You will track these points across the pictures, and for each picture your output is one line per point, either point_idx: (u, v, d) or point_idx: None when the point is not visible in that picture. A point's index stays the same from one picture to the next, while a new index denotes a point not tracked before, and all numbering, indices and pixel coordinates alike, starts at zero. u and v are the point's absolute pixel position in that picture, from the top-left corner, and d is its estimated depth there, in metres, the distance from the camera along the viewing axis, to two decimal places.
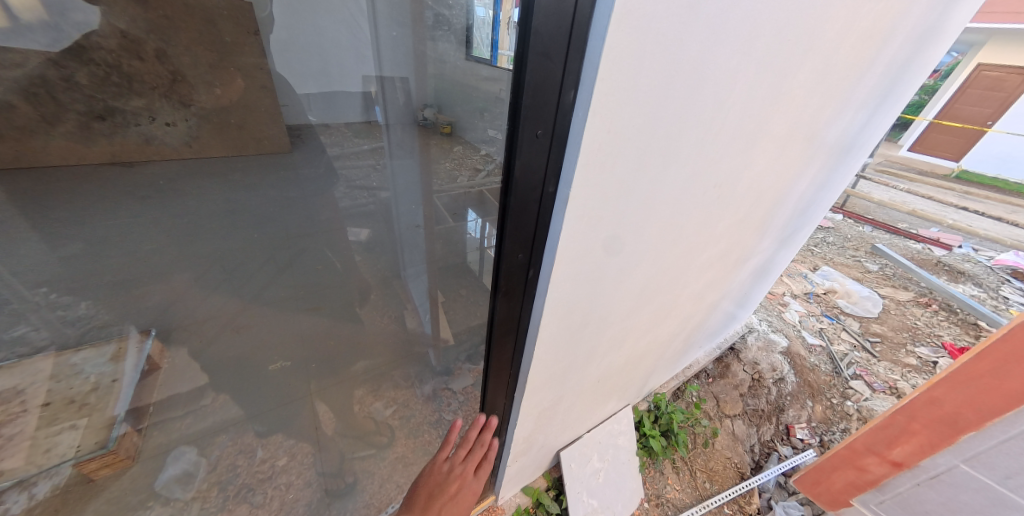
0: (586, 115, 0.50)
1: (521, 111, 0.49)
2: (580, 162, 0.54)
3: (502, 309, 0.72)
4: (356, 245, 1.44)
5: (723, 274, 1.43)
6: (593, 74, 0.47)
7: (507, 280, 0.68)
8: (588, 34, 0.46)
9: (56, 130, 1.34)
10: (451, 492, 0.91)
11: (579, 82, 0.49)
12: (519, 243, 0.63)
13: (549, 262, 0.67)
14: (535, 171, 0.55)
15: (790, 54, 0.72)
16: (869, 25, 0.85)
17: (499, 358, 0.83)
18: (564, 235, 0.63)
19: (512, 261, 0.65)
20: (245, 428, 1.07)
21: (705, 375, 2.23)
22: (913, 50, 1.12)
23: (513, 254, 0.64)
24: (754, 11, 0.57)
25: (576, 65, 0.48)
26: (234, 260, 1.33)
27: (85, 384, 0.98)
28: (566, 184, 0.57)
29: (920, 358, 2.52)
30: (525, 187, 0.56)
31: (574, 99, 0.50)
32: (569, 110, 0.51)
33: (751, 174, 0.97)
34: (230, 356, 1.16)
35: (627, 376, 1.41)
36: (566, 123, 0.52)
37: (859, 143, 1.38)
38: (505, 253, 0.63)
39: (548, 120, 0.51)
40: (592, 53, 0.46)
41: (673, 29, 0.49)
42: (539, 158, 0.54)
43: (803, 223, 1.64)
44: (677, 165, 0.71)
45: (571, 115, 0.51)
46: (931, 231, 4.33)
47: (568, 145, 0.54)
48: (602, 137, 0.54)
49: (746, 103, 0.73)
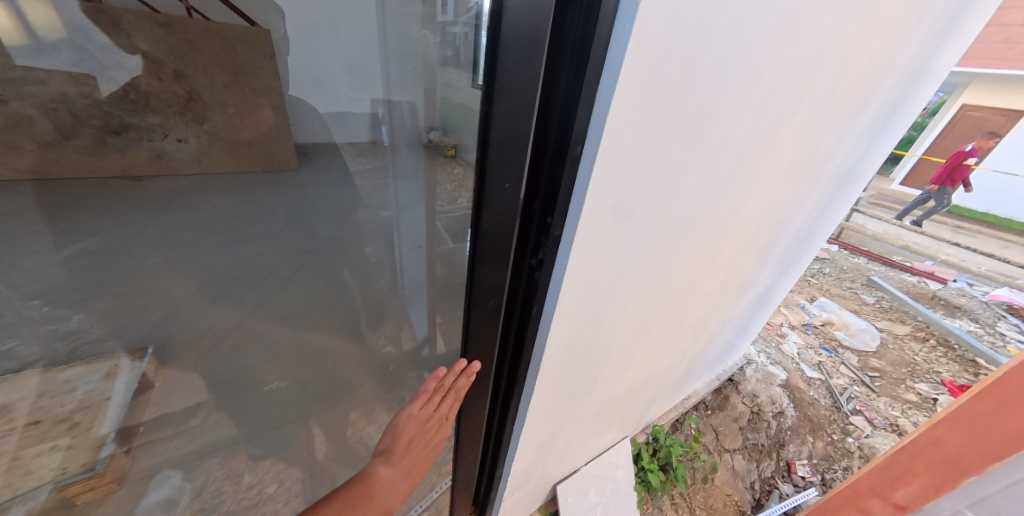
0: (590, 165, 0.53)
1: (488, 162, 0.56)
2: (581, 208, 0.57)
3: (474, 353, 0.80)
4: (370, 260, 1.28)
5: (724, 302, 1.43)
6: (599, 130, 0.50)
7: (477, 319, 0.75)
8: (593, 97, 0.49)
9: (67, 144, 0.95)
10: (426, 442, 0.82)
11: (585, 137, 0.52)
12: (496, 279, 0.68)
13: (552, 300, 0.68)
14: (506, 218, 0.61)
15: (783, 97, 0.76)
16: (858, 71, 0.90)
17: (474, 394, 0.87)
18: (569, 273, 0.64)
19: (484, 304, 0.72)
20: (234, 452, 1.12)
21: (704, 406, 2.20)
22: (902, 90, 1.17)
23: (484, 297, 0.71)
24: (749, 64, 0.61)
25: (582, 122, 0.51)
26: (245, 264, 1.21)
27: (72, 403, 0.89)
28: (572, 227, 0.59)
29: (920, 394, 2.50)
30: (496, 232, 0.63)
31: (581, 152, 0.53)
32: (575, 161, 0.54)
33: (749, 207, 1.00)
34: (225, 374, 1.13)
35: (628, 404, 1.39)
36: (570, 173, 0.55)
37: (855, 176, 1.42)
38: (478, 291, 0.71)
39: (515, 174, 0.56)
40: (597, 111, 0.49)
41: (671, 88, 0.53)
42: (508, 204, 0.59)
43: (802, 253, 1.66)
44: (677, 201, 0.73)
45: (574, 166, 0.54)
46: (925, 265, 4.38)
47: (574, 191, 0.56)
48: (607, 182, 0.56)
49: (744, 143, 0.77)
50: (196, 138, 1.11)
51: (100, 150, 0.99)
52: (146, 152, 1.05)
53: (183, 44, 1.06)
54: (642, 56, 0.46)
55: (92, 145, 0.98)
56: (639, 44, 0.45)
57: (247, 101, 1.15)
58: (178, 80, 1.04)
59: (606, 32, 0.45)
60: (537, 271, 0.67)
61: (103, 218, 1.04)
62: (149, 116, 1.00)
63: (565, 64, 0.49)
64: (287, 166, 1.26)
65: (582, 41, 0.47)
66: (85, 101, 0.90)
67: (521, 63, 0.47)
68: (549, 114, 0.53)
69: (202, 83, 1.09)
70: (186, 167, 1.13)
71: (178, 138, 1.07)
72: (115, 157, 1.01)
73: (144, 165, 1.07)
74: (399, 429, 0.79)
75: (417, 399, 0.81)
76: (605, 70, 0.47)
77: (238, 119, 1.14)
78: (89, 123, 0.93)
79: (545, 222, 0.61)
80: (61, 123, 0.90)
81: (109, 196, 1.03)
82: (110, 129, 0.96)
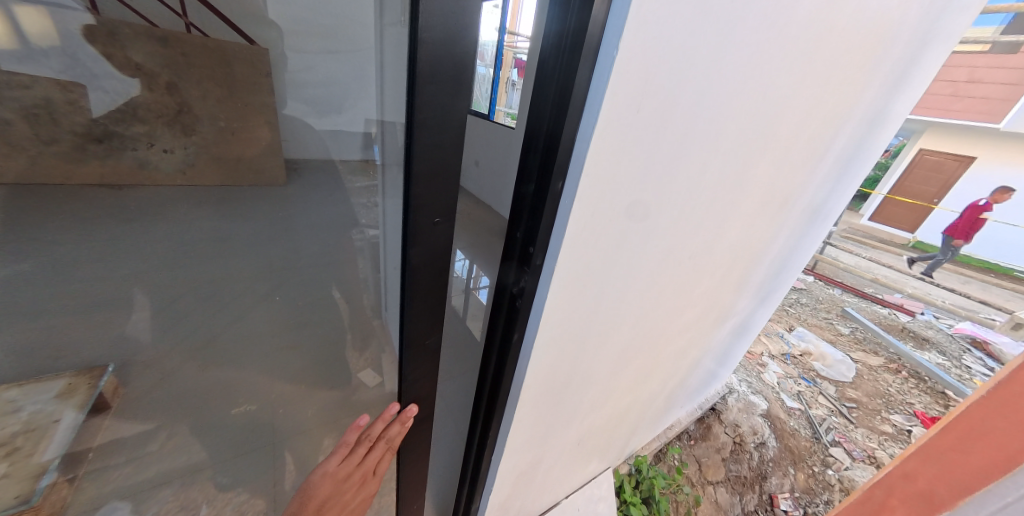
0: (572, 198, 0.55)
1: (414, 199, 0.51)
2: (562, 239, 0.58)
3: (410, 397, 0.72)
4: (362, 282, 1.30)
5: (704, 332, 1.45)
6: (580, 165, 0.52)
7: (414, 363, 0.68)
8: (575, 136, 0.52)
9: (47, 149, 0.86)
10: (346, 505, 0.72)
11: (567, 171, 0.54)
12: (424, 315, 0.63)
13: (533, 329, 0.68)
14: (438, 255, 0.58)
15: (753, 139, 0.81)
16: (819, 119, 0.97)
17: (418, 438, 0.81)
18: (549, 301, 0.65)
19: (422, 344, 0.67)
20: (193, 481, 1.05)
21: (687, 436, 2.19)
22: (862, 135, 1.26)
23: (422, 338, 0.66)
24: (716, 111, 0.66)
25: (563, 158, 0.53)
26: (232, 285, 1.15)
27: (15, 424, 0.80)
28: (553, 257, 0.60)
29: (895, 425, 2.55)
30: (425, 269, 0.58)
31: (562, 187, 0.55)
32: (557, 196, 0.56)
33: (725, 239, 1.03)
34: (193, 391, 1.07)
35: (610, 434, 1.37)
36: (551, 205, 0.56)
37: (824, 212, 1.50)
38: (408, 336, 0.64)
39: (443, 208, 0.54)
40: (578, 148, 0.52)
41: (647, 131, 0.57)
42: (435, 238, 0.56)
43: (778, 285, 1.72)
44: (654, 234, 0.75)
45: (555, 199, 0.56)
46: (894, 298, 4.58)
47: (556, 221, 0.58)
48: (588, 214, 0.58)
49: (715, 181, 0.80)
50: (183, 149, 1.06)
51: (80, 156, 0.92)
52: (130, 160, 1.00)
53: (178, 57, 1.02)
54: (619, 100, 0.50)
55: (73, 151, 0.90)
56: (618, 89, 0.49)
57: (237, 108, 1.11)
58: (171, 90, 1.02)
59: (586, 78, 0.48)
60: (518, 299, 0.66)
61: (81, 237, 0.93)
62: (137, 125, 0.97)
63: (549, 104, 0.52)
64: (274, 180, 1.19)
65: (565, 85, 0.50)
66: (68, 107, 0.86)
67: (440, 94, 0.45)
68: (533, 150, 0.56)
69: (196, 95, 1.04)
70: (170, 178, 1.07)
71: (165, 149, 1.04)
72: (94, 163, 0.95)
73: (126, 174, 0.99)
74: (310, 493, 0.67)
75: (336, 453, 0.72)
76: (585, 112, 0.50)
77: (229, 134, 1.11)
78: (70, 127, 0.87)
79: (526, 252, 0.62)
80: (42, 130, 0.83)
81: (82, 202, 0.93)
82: (93, 136, 0.90)
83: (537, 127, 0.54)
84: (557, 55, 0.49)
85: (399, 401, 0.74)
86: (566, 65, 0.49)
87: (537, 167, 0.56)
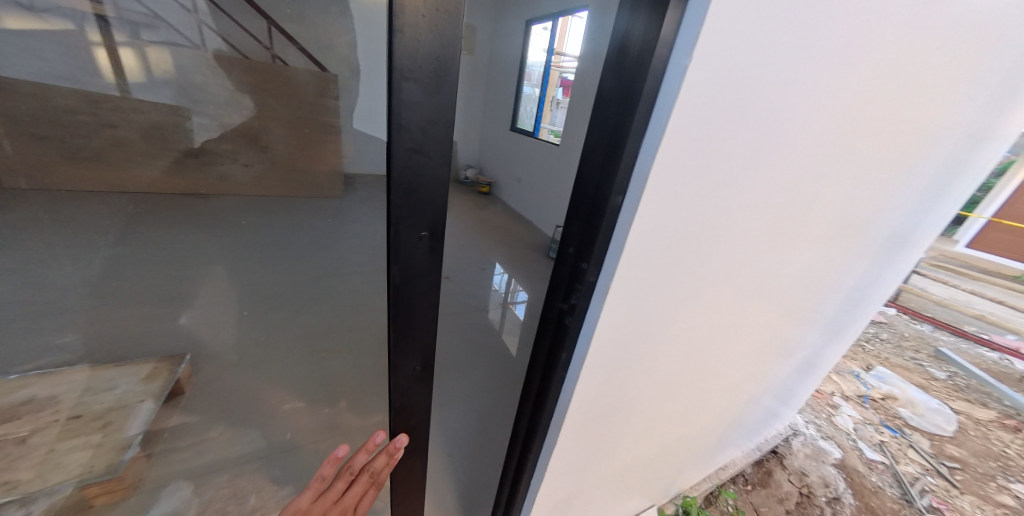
0: (630, 218, 0.46)
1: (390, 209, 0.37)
2: (617, 262, 0.49)
3: (397, 426, 0.57)
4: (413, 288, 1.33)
5: (762, 366, 1.31)
6: (643, 179, 0.43)
7: (398, 396, 0.54)
8: (637, 148, 0.43)
9: (142, 155, 2.46)
10: None
11: (628, 184, 0.45)
12: (418, 351, 0.50)
13: (580, 353, 0.61)
14: (418, 275, 0.43)
15: (842, 154, 0.67)
16: (932, 125, 0.79)
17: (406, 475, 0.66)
18: (597, 330, 0.56)
19: (403, 374, 0.51)
20: (242, 470, 0.98)
21: (742, 480, 1.93)
22: (967, 149, 1.06)
23: (406, 365, 0.51)
24: (797, 127, 0.53)
25: (623, 172, 0.45)
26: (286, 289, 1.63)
27: (109, 399, 1.04)
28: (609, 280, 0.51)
29: (1017, 498, 2.11)
30: (409, 292, 0.44)
31: (621, 202, 0.46)
32: (614, 214, 0.47)
33: (788, 268, 0.91)
34: (255, 384, 1.22)
35: (653, 469, 1.27)
36: (608, 221, 0.48)
37: (913, 236, 1.30)
38: (396, 363, 0.49)
39: (431, 218, 0.40)
40: (641, 158, 0.43)
41: (728, 141, 0.45)
42: (422, 255, 0.42)
43: (853, 317, 1.51)
44: (708, 268, 0.65)
45: (614, 214, 0.47)
46: (1005, 340, 3.87)
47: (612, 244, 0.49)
48: (649, 237, 0.49)
49: (784, 207, 0.68)
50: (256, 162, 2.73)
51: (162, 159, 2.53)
52: (203, 163, 2.62)
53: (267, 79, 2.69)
54: (698, 101, 0.39)
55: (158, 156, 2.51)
56: (697, 89, 0.39)
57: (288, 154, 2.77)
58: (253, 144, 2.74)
59: (659, 72, 0.38)
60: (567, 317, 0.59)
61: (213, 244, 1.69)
62: (217, 140, 2.66)
63: (616, 105, 0.44)
64: None
65: (634, 81, 0.41)
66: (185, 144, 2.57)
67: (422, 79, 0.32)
68: (598, 156, 0.48)
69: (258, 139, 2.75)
70: (243, 183, 2.68)
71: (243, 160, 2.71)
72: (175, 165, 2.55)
73: (194, 169, 2.59)
74: None
75: (306, 492, 0.57)
76: (654, 114, 0.40)
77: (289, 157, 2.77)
78: (168, 146, 2.53)
79: (578, 270, 0.55)
80: (147, 143, 2.46)
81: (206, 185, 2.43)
82: (179, 148, 2.56)
83: (603, 130, 0.47)
84: (633, 44, 0.41)
85: (387, 430, 0.58)
86: (641, 54, 0.40)
87: (600, 176, 0.48)
